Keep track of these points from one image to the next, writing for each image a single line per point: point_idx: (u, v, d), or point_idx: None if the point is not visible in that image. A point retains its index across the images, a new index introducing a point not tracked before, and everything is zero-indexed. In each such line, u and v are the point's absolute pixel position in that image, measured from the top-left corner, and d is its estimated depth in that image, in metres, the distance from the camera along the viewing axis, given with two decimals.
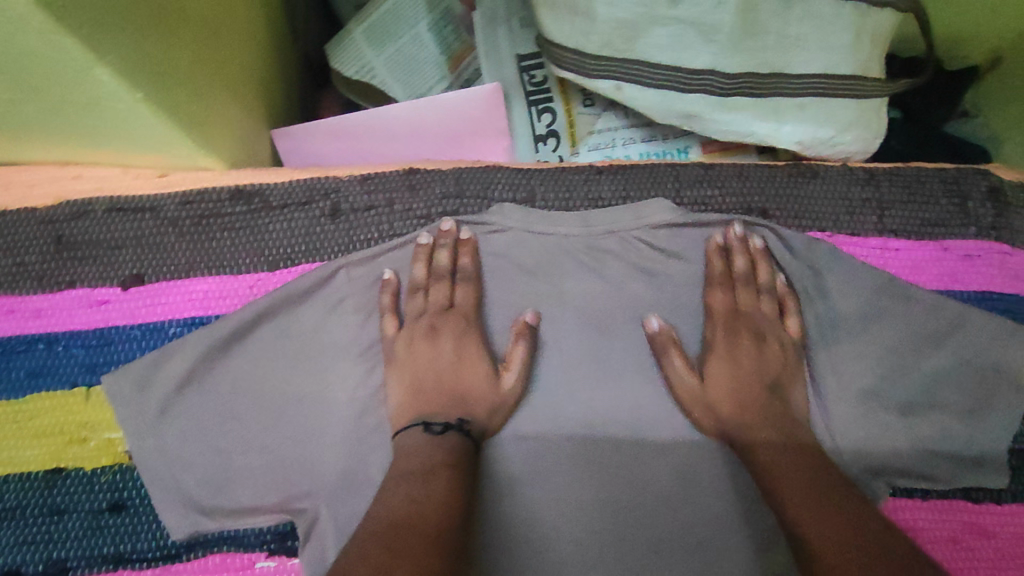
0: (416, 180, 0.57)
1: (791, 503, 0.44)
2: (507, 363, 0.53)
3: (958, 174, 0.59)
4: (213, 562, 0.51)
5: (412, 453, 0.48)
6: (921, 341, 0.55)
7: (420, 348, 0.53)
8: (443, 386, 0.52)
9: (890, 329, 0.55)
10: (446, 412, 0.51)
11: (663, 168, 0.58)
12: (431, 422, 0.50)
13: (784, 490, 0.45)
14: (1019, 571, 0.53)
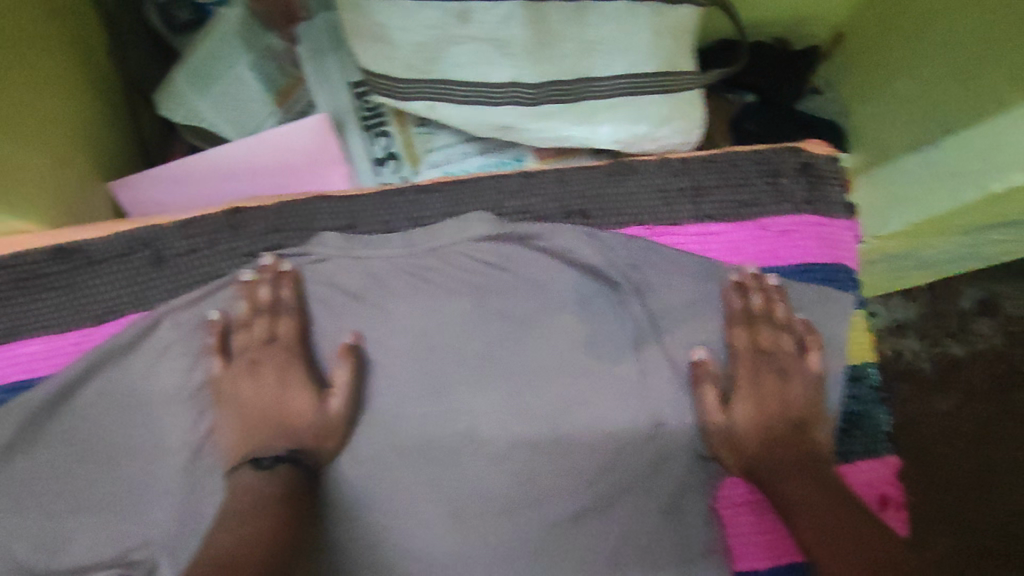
0: (238, 219, 0.58)
1: (811, 533, 0.49)
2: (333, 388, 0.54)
3: (772, 153, 0.61)
4: None
5: (243, 493, 0.49)
6: None
7: (244, 384, 0.54)
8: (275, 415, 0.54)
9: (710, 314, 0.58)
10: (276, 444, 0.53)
11: (485, 181, 0.59)
12: (260, 458, 0.51)
13: (796, 514, 0.50)
14: None
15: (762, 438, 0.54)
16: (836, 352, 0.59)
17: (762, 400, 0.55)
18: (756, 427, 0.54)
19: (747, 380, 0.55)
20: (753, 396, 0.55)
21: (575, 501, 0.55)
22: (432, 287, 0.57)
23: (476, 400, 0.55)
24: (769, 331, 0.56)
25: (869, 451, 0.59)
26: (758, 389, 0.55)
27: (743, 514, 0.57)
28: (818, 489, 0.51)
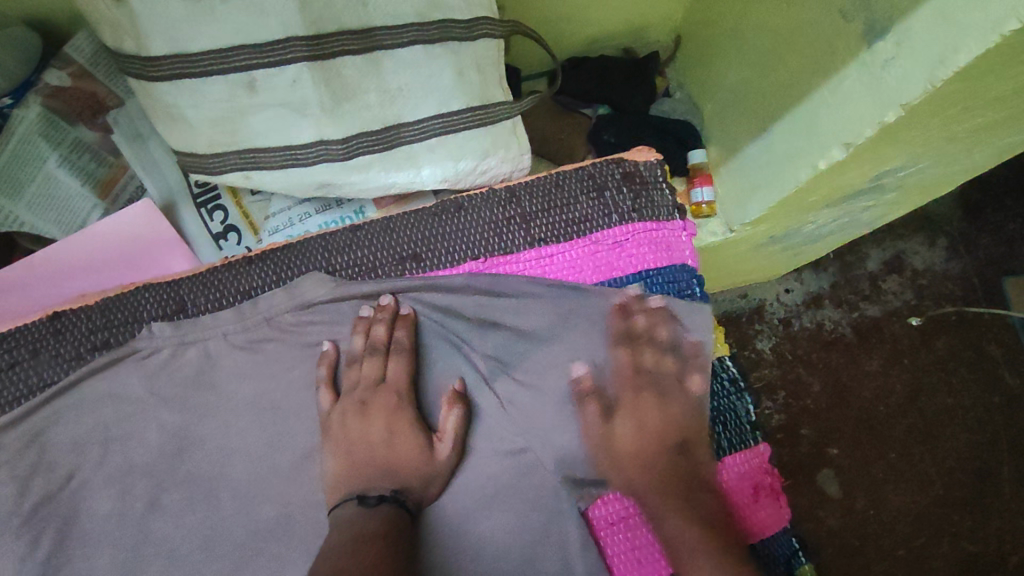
0: (61, 323, 0.54)
1: (669, 514, 0.54)
2: (440, 434, 0.54)
3: (593, 168, 0.62)
4: None
5: (345, 529, 0.49)
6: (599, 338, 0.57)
7: (353, 424, 0.53)
8: (373, 458, 0.53)
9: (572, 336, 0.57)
10: (363, 485, 0.52)
11: (312, 241, 0.57)
12: (366, 495, 0.51)
13: (659, 498, 0.55)
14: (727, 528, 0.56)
15: (645, 471, 0.56)
16: (694, 357, 0.59)
17: (644, 403, 0.57)
18: (640, 444, 0.56)
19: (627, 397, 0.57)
20: (631, 420, 0.57)
21: (449, 549, 0.54)
22: (271, 358, 0.55)
23: (327, 469, 0.53)
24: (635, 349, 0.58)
25: (737, 445, 0.59)
26: (646, 401, 0.57)
27: (621, 532, 0.56)
28: (666, 468, 0.56)
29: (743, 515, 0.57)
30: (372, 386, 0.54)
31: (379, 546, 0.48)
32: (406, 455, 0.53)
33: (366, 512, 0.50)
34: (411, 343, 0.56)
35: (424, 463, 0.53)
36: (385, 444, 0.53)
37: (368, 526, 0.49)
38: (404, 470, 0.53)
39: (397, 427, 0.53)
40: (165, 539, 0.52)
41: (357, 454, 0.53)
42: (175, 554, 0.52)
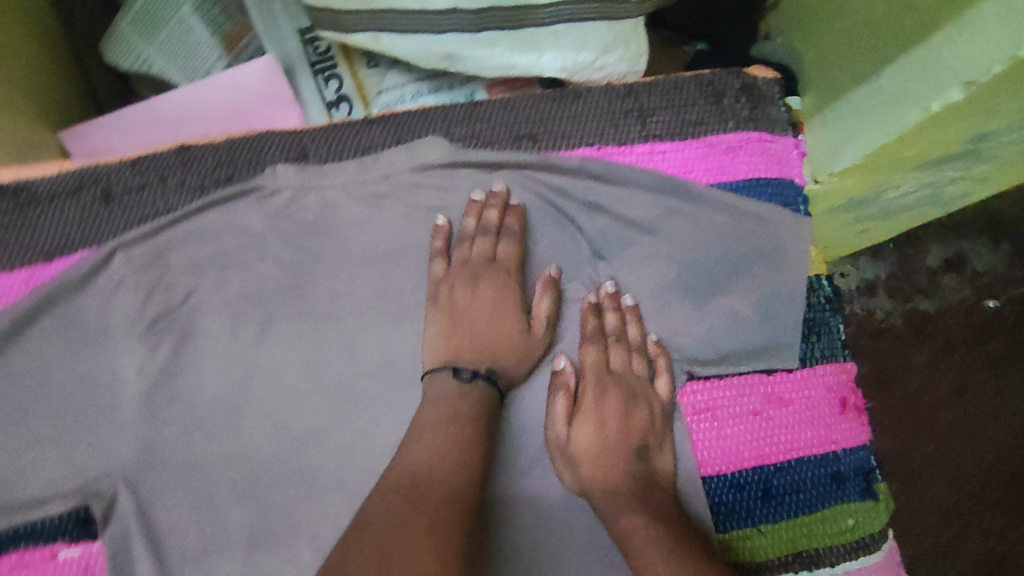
0: (189, 155, 0.57)
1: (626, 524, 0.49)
2: (534, 319, 0.56)
3: (714, 76, 0.63)
4: (12, 561, 0.49)
5: (444, 398, 0.52)
6: (705, 236, 0.58)
7: (459, 294, 0.56)
8: (475, 331, 0.55)
9: (676, 228, 0.58)
10: (460, 358, 0.54)
11: (434, 110, 0.60)
12: (460, 368, 0.53)
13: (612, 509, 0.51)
14: (813, 432, 0.56)
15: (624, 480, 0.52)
16: (796, 265, 0.59)
17: (606, 413, 0.54)
18: (598, 452, 0.53)
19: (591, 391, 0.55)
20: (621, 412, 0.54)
21: (535, 419, 0.56)
22: (386, 212, 0.57)
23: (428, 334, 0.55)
24: (600, 352, 0.56)
25: (828, 356, 0.59)
26: (613, 408, 0.55)
27: (707, 420, 0.56)
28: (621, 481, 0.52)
29: (828, 422, 0.57)
30: (483, 263, 0.56)
31: (470, 429, 0.50)
32: (505, 333, 0.55)
33: (461, 385, 0.53)
34: (520, 229, 0.57)
35: (517, 342, 0.56)
36: (485, 321, 0.55)
37: (463, 403, 0.52)
38: (498, 351, 0.55)
39: (492, 306, 0.56)
40: (272, 369, 0.55)
41: (456, 319, 0.55)
42: (278, 379, 0.55)
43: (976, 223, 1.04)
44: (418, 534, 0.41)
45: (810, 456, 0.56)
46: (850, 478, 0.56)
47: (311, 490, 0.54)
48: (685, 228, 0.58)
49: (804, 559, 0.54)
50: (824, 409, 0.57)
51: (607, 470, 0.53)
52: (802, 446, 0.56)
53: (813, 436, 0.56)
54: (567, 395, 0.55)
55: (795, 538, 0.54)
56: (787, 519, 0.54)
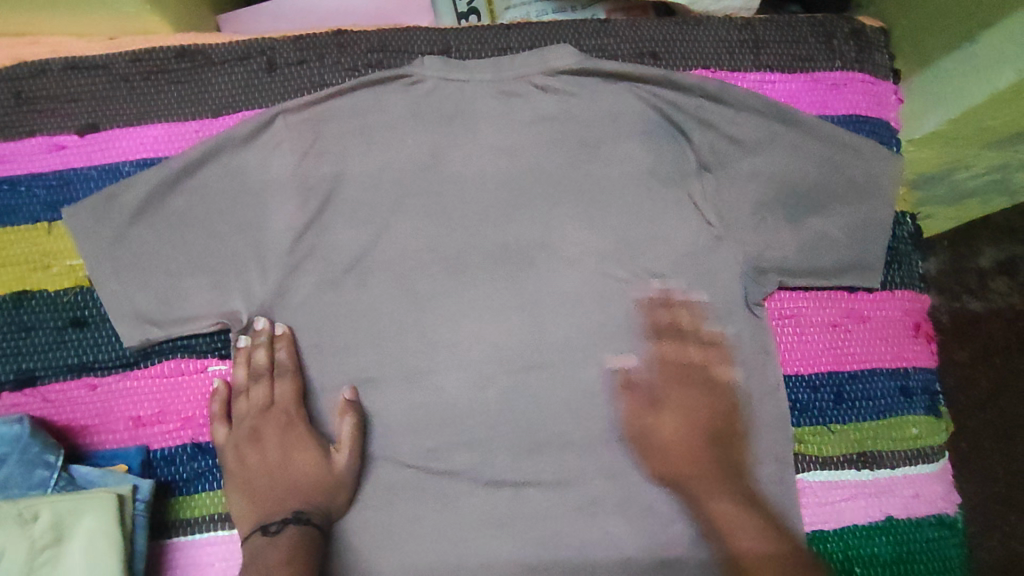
0: (344, 39, 0.63)
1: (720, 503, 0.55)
2: (337, 445, 0.56)
3: (826, 18, 0.68)
4: (169, 367, 0.57)
5: (252, 561, 0.50)
6: (812, 163, 0.62)
7: (272, 443, 0.55)
8: (302, 485, 0.54)
9: (783, 152, 0.62)
10: (287, 508, 0.53)
11: (565, 24, 0.66)
12: (270, 523, 0.52)
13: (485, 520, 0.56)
14: (886, 348, 0.61)
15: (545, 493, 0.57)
16: (891, 197, 0.62)
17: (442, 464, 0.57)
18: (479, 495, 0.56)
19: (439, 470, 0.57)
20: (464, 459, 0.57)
21: (634, 310, 0.60)
22: (517, 107, 0.61)
23: (270, 455, 0.55)
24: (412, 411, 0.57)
25: (907, 284, 0.63)
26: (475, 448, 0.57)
27: (789, 326, 0.61)
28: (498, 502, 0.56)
29: (902, 343, 0.61)
30: (260, 413, 0.56)
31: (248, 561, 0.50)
32: (304, 470, 0.55)
33: (273, 539, 0.51)
34: (637, 137, 0.62)
35: (274, 492, 0.54)
36: (283, 459, 0.55)
37: (269, 556, 0.50)
38: (305, 491, 0.54)
39: (310, 454, 0.55)
40: (399, 239, 0.59)
41: (266, 486, 0.54)
42: (405, 250, 0.59)
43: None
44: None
45: (882, 369, 0.60)
46: (915, 394, 0.60)
47: (426, 354, 0.58)
48: (792, 152, 0.62)
49: (866, 458, 0.59)
50: (898, 329, 0.61)
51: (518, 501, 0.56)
52: (875, 360, 0.60)
53: (886, 351, 0.61)
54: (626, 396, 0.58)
55: (861, 439, 0.59)
56: (854, 422, 0.59)
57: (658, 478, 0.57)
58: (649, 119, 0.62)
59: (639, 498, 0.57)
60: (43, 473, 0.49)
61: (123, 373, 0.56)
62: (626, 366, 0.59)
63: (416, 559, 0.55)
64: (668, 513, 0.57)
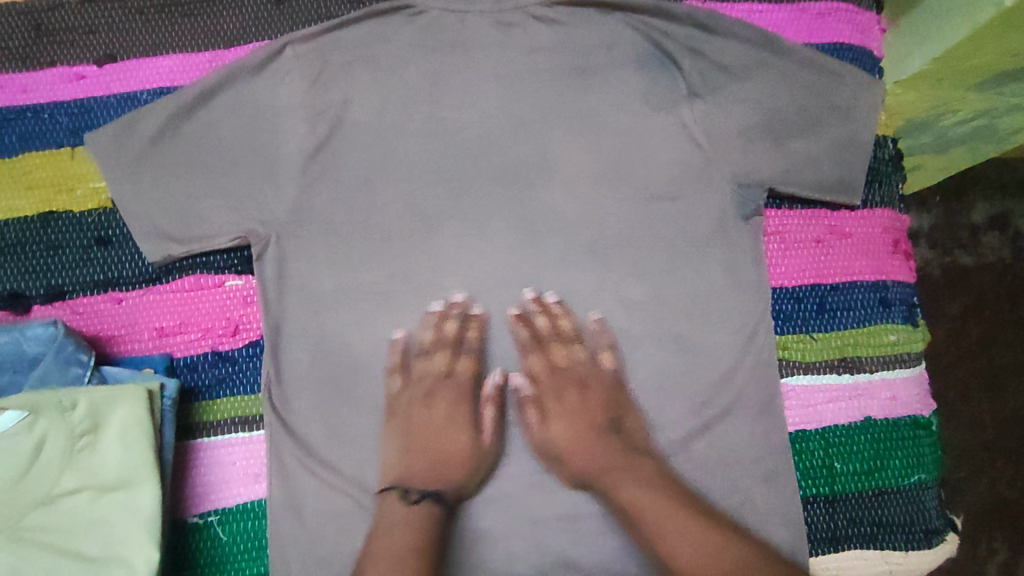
0: None
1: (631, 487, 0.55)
2: (480, 427, 0.60)
3: None
4: (189, 283, 0.60)
5: (394, 526, 0.53)
6: (799, 88, 0.64)
7: (429, 410, 0.60)
8: (447, 458, 0.58)
9: (770, 78, 0.64)
10: (423, 480, 0.56)
11: None
12: (409, 491, 0.55)
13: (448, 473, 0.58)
14: (868, 263, 0.64)
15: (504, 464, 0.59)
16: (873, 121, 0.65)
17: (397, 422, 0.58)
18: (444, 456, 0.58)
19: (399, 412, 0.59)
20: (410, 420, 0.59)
21: (628, 228, 0.63)
22: (515, 36, 0.64)
23: (416, 420, 0.59)
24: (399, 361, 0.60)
25: (887, 203, 0.66)
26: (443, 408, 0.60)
27: (774, 242, 0.64)
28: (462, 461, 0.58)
29: (882, 258, 0.65)
30: (436, 380, 0.61)
31: (399, 535, 0.52)
32: (460, 447, 0.58)
33: (409, 507, 0.55)
34: (631, 64, 0.64)
35: (417, 462, 0.57)
36: (435, 435, 0.59)
37: (402, 529, 0.53)
38: (450, 469, 0.58)
39: (465, 427, 0.59)
40: (404, 162, 0.62)
41: (422, 446, 0.58)
42: (410, 173, 0.62)
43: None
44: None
45: (863, 282, 0.64)
46: (895, 306, 0.64)
47: (432, 269, 0.61)
48: (780, 78, 0.64)
49: (847, 363, 0.62)
50: (879, 246, 0.65)
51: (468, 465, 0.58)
52: (857, 273, 0.64)
53: (868, 266, 0.64)
54: (495, 405, 0.60)
55: (840, 345, 0.63)
56: (835, 331, 0.63)
57: (651, 383, 0.60)
58: (642, 48, 0.64)
59: (631, 400, 0.60)
60: (77, 372, 0.52)
61: (147, 288, 0.60)
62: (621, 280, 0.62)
63: (420, 460, 0.58)
64: (661, 414, 0.60)
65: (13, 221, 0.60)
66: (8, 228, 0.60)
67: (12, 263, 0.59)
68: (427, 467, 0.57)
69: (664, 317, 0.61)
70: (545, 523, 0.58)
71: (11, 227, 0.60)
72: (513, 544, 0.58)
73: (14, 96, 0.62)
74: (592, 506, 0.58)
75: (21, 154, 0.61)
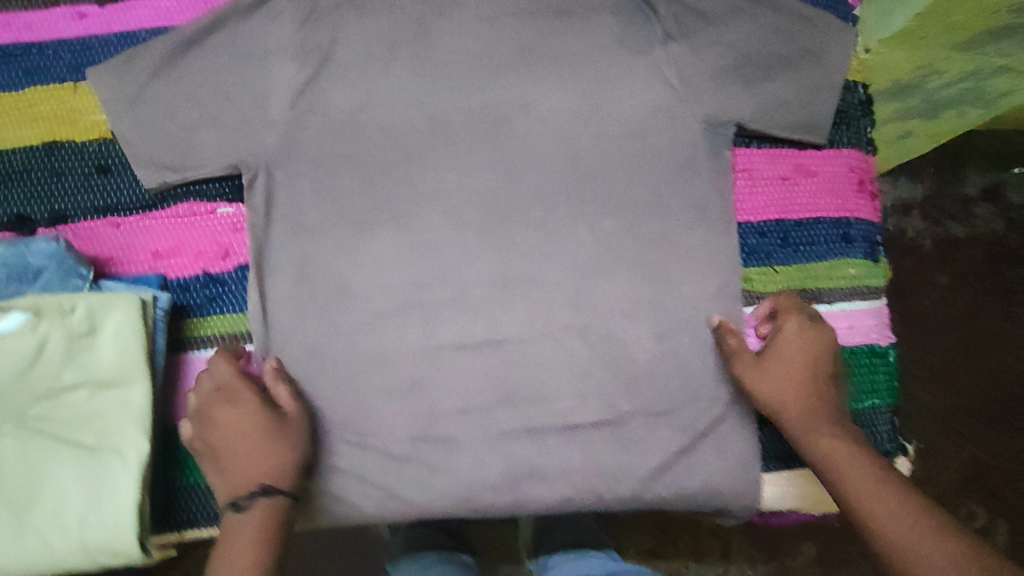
0: None
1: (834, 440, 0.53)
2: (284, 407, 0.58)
3: None
4: (182, 210, 0.64)
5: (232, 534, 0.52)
6: (772, 32, 0.65)
7: (229, 414, 0.56)
8: (257, 456, 0.55)
9: (744, 22, 0.65)
10: (256, 482, 0.54)
11: None
12: (239, 500, 0.53)
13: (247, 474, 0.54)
14: (832, 201, 0.67)
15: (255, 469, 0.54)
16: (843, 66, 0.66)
17: (260, 413, 0.57)
18: (256, 457, 0.55)
19: (230, 410, 0.56)
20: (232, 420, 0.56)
21: (602, 164, 0.65)
22: None
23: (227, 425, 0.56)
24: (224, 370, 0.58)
25: (854, 144, 0.68)
26: (234, 415, 0.56)
27: (742, 179, 0.67)
28: (268, 457, 0.55)
29: (847, 196, 0.67)
30: (224, 388, 0.57)
31: (235, 543, 0.51)
32: (268, 438, 0.56)
33: (243, 512, 0.53)
34: (608, 8, 0.66)
35: (253, 461, 0.55)
36: (245, 436, 0.55)
37: (251, 526, 0.52)
38: (271, 460, 0.55)
39: (267, 420, 0.57)
40: (388, 100, 0.65)
41: (232, 456, 0.55)
42: (393, 111, 0.65)
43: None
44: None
45: (827, 218, 0.66)
46: (857, 241, 0.66)
47: (413, 199, 0.64)
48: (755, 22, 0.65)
49: (808, 295, 0.65)
50: (843, 184, 0.67)
51: (258, 464, 0.55)
52: (820, 210, 0.66)
53: (832, 203, 0.66)
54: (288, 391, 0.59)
55: (802, 277, 0.65)
56: (798, 263, 0.65)
57: (620, 310, 0.63)
58: None
59: (601, 326, 0.63)
60: (77, 283, 0.56)
61: (143, 214, 0.63)
62: (593, 213, 0.65)
63: (400, 377, 0.62)
64: (626, 339, 0.63)
65: (18, 150, 0.63)
66: (14, 155, 0.63)
67: (17, 188, 0.63)
68: (261, 461, 0.55)
69: (633, 247, 0.64)
70: (513, 436, 0.61)
71: (17, 155, 0.63)
72: (482, 454, 0.61)
73: (20, 33, 0.65)
74: (558, 422, 0.62)
75: (26, 87, 0.64)
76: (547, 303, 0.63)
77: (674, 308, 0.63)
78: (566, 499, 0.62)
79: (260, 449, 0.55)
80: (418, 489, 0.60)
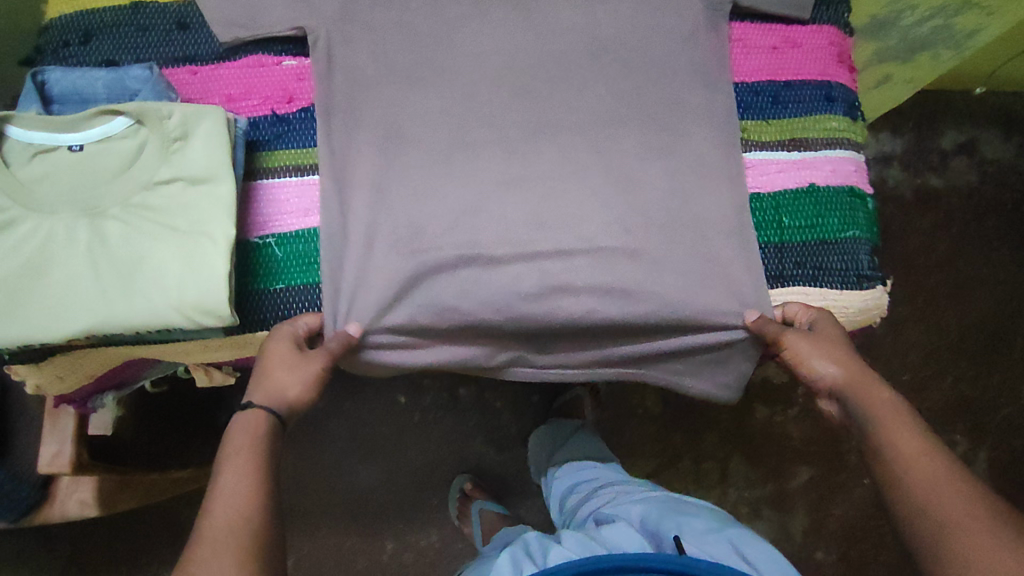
0: None
1: (898, 432, 0.59)
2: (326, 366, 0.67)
3: None
4: (251, 61, 0.73)
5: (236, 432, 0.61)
6: None
7: (285, 351, 0.66)
8: (278, 391, 0.65)
9: None
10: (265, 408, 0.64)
11: None
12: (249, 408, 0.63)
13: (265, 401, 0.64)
14: (816, 67, 0.77)
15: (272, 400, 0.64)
16: None
17: (308, 364, 0.66)
18: (277, 390, 0.65)
19: (287, 349, 0.66)
20: (284, 357, 0.66)
21: (618, 35, 0.75)
22: None
23: (276, 358, 0.65)
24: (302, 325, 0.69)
25: (833, 23, 0.78)
26: (288, 355, 0.66)
27: (737, 50, 0.77)
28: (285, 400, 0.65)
29: (828, 65, 0.77)
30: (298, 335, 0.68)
31: (240, 455, 0.59)
32: (296, 383, 0.65)
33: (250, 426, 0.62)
34: None
35: (274, 393, 0.64)
36: (283, 372, 0.65)
37: (250, 437, 0.61)
38: (287, 400, 0.65)
39: (304, 371, 0.66)
40: None
41: (263, 381, 0.65)
42: None
43: (986, 118, 1.53)
44: (209, 537, 0.53)
45: (811, 82, 0.76)
46: (838, 102, 0.77)
47: (452, 57, 0.73)
48: None
49: (796, 144, 0.75)
50: (825, 55, 0.77)
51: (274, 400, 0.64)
52: (805, 75, 0.77)
53: (815, 69, 0.77)
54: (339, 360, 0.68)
55: (790, 129, 0.75)
56: (786, 117, 0.76)
57: (635, 156, 0.73)
58: None
59: (618, 170, 0.72)
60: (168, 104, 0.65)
61: (217, 64, 0.72)
62: (610, 76, 0.74)
63: (445, 207, 0.70)
64: (640, 180, 0.72)
65: (108, 10, 0.72)
66: (105, 14, 0.72)
67: (107, 41, 0.71)
68: (278, 396, 0.64)
69: (648, 104, 0.74)
70: (547, 256, 0.70)
71: (107, 14, 0.72)
72: (519, 270, 0.70)
73: None
74: (584, 245, 0.71)
75: None
76: (572, 151, 0.72)
77: (682, 156, 0.73)
78: (591, 311, 0.71)
79: (286, 391, 0.65)
80: (464, 298, 0.70)
